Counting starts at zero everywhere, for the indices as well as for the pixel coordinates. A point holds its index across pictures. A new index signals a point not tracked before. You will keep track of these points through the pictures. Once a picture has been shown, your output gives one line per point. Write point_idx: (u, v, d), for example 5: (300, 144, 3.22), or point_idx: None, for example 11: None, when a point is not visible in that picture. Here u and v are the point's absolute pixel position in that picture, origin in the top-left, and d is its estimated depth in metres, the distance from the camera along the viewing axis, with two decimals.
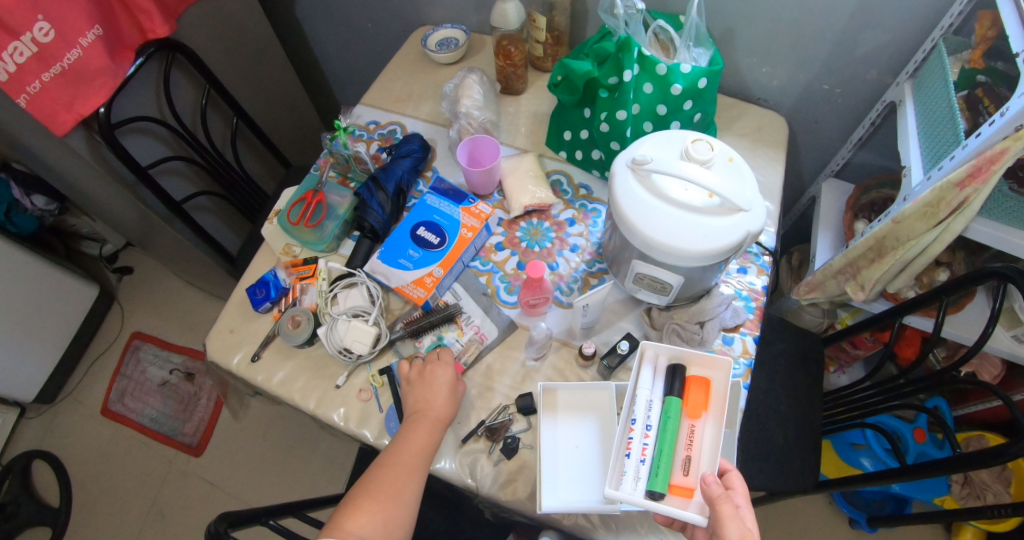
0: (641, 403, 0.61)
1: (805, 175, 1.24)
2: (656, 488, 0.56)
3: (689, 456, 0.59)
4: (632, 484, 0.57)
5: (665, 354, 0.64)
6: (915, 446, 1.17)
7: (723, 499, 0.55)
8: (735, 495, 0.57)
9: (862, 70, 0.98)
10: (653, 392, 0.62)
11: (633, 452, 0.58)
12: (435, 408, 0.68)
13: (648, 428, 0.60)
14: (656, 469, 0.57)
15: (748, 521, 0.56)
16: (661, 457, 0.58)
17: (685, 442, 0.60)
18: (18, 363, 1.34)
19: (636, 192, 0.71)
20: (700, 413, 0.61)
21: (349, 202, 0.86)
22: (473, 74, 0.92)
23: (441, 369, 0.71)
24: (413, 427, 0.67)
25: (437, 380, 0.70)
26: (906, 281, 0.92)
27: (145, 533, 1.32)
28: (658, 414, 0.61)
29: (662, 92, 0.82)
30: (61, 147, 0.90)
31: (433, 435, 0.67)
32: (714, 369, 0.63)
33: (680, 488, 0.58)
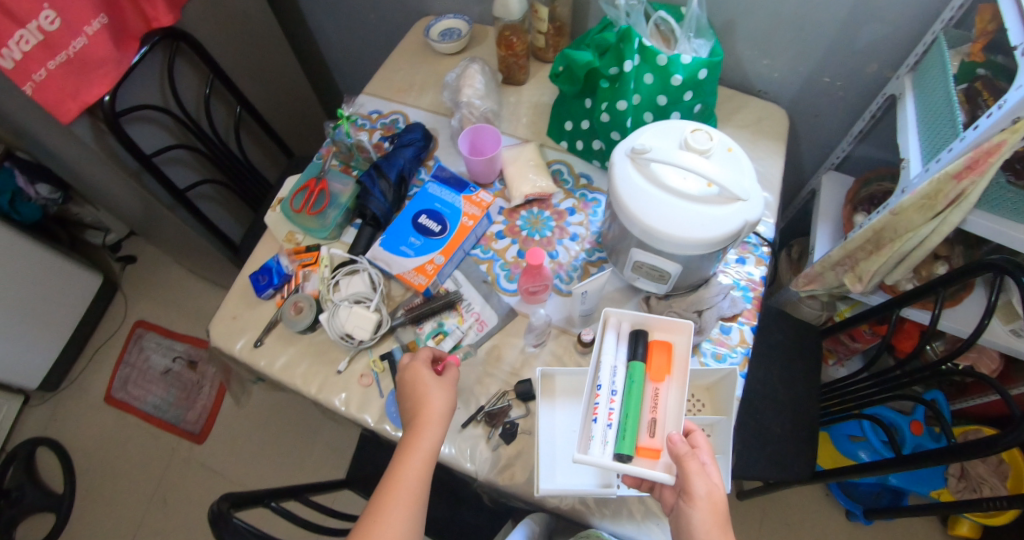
0: (606, 369, 0.62)
1: (806, 168, 1.25)
2: (624, 451, 0.58)
3: (654, 418, 0.61)
4: (600, 447, 0.58)
5: (627, 321, 0.66)
6: (912, 438, 1.18)
7: (689, 456, 0.57)
8: (701, 453, 0.59)
9: (863, 63, 0.98)
10: (616, 357, 0.63)
11: (599, 417, 0.59)
12: (426, 416, 0.63)
13: (613, 393, 0.61)
14: (622, 432, 0.59)
15: (714, 477, 0.58)
16: (627, 420, 0.59)
17: (650, 405, 0.61)
18: (22, 351, 1.35)
19: (636, 181, 0.72)
20: (664, 376, 0.63)
21: (351, 190, 0.86)
22: (475, 64, 0.93)
23: (422, 367, 0.67)
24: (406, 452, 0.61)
25: (428, 393, 0.65)
26: (904, 273, 0.93)
27: (148, 519, 1.34)
28: (622, 378, 0.62)
29: (662, 83, 0.82)
30: (65, 134, 0.91)
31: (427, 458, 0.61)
32: (677, 332, 0.65)
33: (647, 450, 0.59)
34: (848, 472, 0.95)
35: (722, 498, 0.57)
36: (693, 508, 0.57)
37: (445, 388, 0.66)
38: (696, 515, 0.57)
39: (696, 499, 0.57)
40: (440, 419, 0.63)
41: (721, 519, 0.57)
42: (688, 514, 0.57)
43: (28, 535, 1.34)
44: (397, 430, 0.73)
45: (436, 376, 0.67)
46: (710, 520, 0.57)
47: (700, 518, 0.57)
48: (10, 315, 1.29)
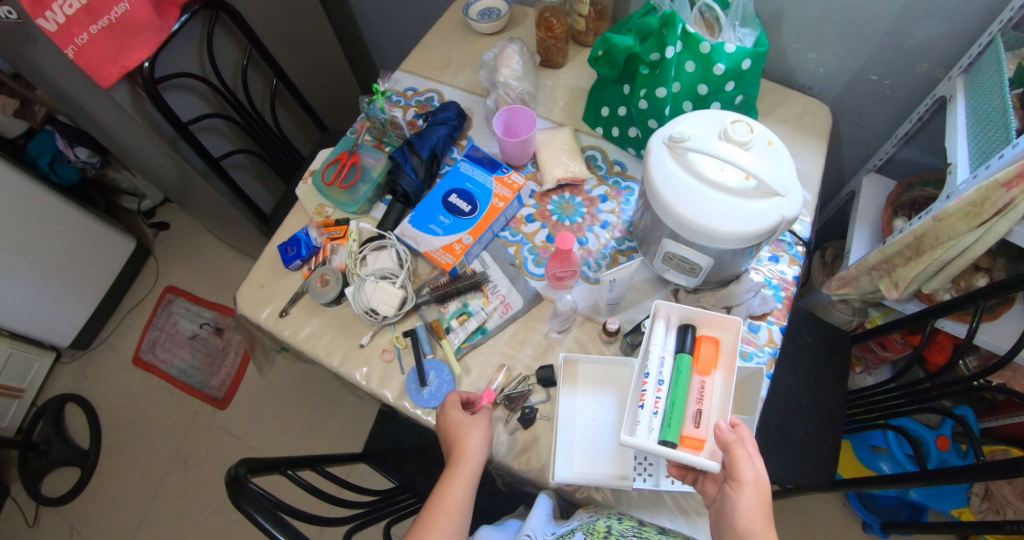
0: (654, 358, 0.62)
1: (846, 169, 1.21)
2: (669, 438, 0.58)
3: (699, 409, 0.60)
4: (646, 432, 0.58)
5: (676, 314, 0.65)
6: (937, 453, 1.14)
7: (737, 444, 0.57)
8: (748, 445, 0.59)
9: (914, 61, 0.94)
10: (665, 347, 0.63)
11: (647, 403, 0.59)
12: (465, 452, 0.63)
13: (660, 382, 0.60)
14: (669, 419, 0.59)
15: (760, 468, 0.58)
16: (673, 409, 0.59)
17: (696, 397, 0.61)
18: (56, 309, 1.39)
19: (671, 170, 0.70)
20: (711, 370, 0.62)
21: (382, 165, 0.86)
22: (514, 44, 0.91)
23: (454, 410, 0.66)
24: (446, 485, 0.62)
25: (467, 434, 0.64)
26: (942, 283, 0.89)
27: (168, 479, 1.37)
28: (669, 369, 0.62)
29: (704, 71, 0.80)
30: (105, 99, 0.92)
31: (468, 492, 0.63)
32: (723, 329, 0.65)
33: (691, 440, 0.59)
34: (870, 483, 0.93)
35: (768, 488, 0.57)
36: (740, 493, 0.57)
37: (481, 428, 0.65)
38: (743, 501, 0.57)
39: (744, 485, 0.57)
40: (477, 457, 0.64)
41: (764, 509, 0.57)
42: (734, 500, 0.57)
43: (54, 486, 1.39)
44: (417, 408, 0.73)
45: (469, 415, 0.67)
46: (755, 508, 0.56)
47: (746, 505, 0.56)
48: (45, 274, 1.33)
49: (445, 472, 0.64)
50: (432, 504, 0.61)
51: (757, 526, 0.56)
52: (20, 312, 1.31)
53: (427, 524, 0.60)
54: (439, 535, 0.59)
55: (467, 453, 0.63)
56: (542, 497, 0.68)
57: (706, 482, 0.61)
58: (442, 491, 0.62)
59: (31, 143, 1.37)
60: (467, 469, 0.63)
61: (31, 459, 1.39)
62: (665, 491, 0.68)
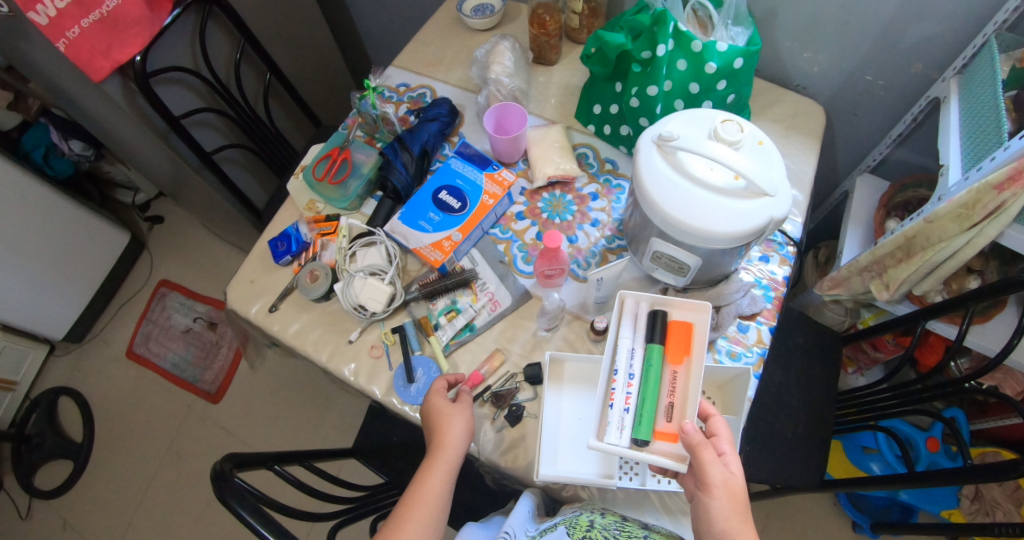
0: (623, 353, 0.62)
1: (841, 169, 1.21)
2: (640, 436, 0.58)
3: (672, 402, 0.60)
4: (617, 433, 0.59)
5: (647, 302, 0.65)
6: (927, 454, 1.14)
7: (703, 445, 0.57)
8: (719, 443, 0.60)
9: (907, 62, 0.94)
10: (634, 339, 0.63)
11: (616, 402, 0.60)
12: (445, 444, 0.64)
13: (630, 377, 0.61)
14: (639, 417, 0.59)
15: (731, 467, 0.58)
16: (643, 404, 0.59)
17: (667, 389, 0.61)
18: (49, 302, 1.39)
19: (660, 169, 0.70)
20: (682, 358, 0.62)
21: (373, 161, 0.86)
22: (506, 41, 0.91)
23: (437, 397, 0.67)
24: (425, 475, 0.62)
25: (447, 425, 0.65)
26: (933, 284, 0.89)
27: (161, 473, 1.37)
28: (640, 361, 0.62)
29: (696, 70, 0.80)
30: (97, 92, 0.92)
31: (446, 482, 0.63)
32: (697, 312, 0.64)
33: (665, 434, 0.59)
34: (859, 484, 0.93)
35: (740, 487, 0.57)
36: (710, 497, 0.57)
37: (462, 418, 0.66)
38: (714, 504, 0.57)
39: (713, 488, 0.57)
40: (456, 450, 0.64)
41: (739, 506, 0.57)
42: (707, 504, 0.57)
43: (47, 479, 1.39)
44: (404, 404, 0.73)
45: (451, 403, 0.67)
46: (728, 508, 0.57)
47: (719, 507, 0.57)
48: (38, 268, 1.33)
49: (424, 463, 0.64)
50: (410, 496, 0.61)
51: (732, 526, 0.56)
52: (14, 305, 1.31)
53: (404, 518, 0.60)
54: (416, 525, 0.59)
55: (446, 444, 0.64)
56: (525, 496, 0.68)
57: (685, 478, 0.62)
58: (419, 483, 0.62)
59: (25, 136, 1.37)
60: (445, 461, 0.63)
61: (24, 451, 1.39)
62: (651, 490, 0.68)
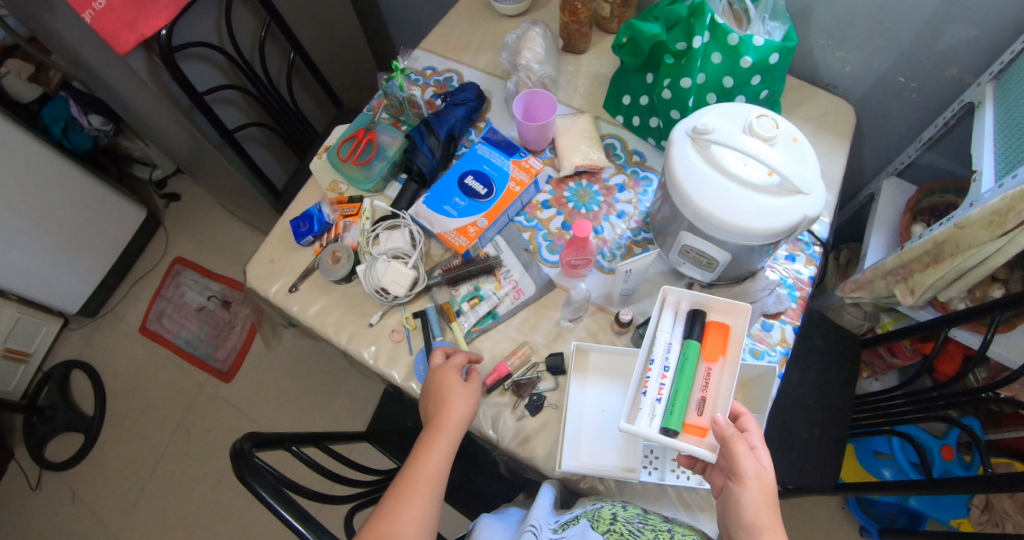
0: (661, 344, 0.62)
1: (866, 171, 1.19)
2: (671, 426, 0.58)
3: (704, 397, 0.61)
4: (647, 420, 0.58)
5: (686, 300, 0.65)
6: (941, 462, 1.13)
7: (736, 437, 0.56)
8: (750, 437, 0.59)
9: (943, 64, 0.92)
10: (672, 334, 0.63)
11: (650, 390, 0.59)
12: (448, 419, 0.62)
13: (665, 368, 0.61)
14: (671, 407, 0.59)
15: (763, 460, 0.57)
16: (677, 396, 0.59)
17: (701, 385, 0.61)
18: (64, 276, 1.39)
19: (694, 162, 0.69)
20: (718, 357, 0.62)
21: (399, 144, 0.85)
22: (537, 27, 0.89)
23: (448, 373, 0.66)
24: (425, 450, 0.60)
25: (453, 400, 0.63)
26: (960, 291, 0.88)
27: (171, 449, 1.38)
28: (676, 355, 0.62)
29: (730, 64, 0.78)
30: (120, 66, 0.92)
31: (446, 458, 0.61)
32: (734, 315, 0.64)
33: (694, 427, 0.60)
34: (873, 488, 0.92)
35: (771, 481, 0.57)
36: (742, 488, 0.56)
37: (468, 396, 0.64)
38: (745, 495, 0.56)
39: (746, 480, 0.56)
40: (456, 431, 0.62)
41: (769, 500, 0.57)
42: (738, 495, 0.57)
43: (58, 451, 1.40)
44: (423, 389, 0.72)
45: (460, 381, 0.66)
46: (759, 500, 0.56)
47: (750, 499, 0.56)
48: (53, 241, 1.33)
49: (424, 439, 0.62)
50: (407, 475, 0.59)
51: (763, 518, 0.56)
52: (29, 278, 1.31)
53: (402, 495, 0.58)
54: (416, 500, 0.57)
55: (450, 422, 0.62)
56: (546, 487, 0.68)
57: (714, 472, 0.61)
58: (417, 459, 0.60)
59: (45, 108, 1.36)
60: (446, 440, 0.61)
61: (35, 423, 1.40)
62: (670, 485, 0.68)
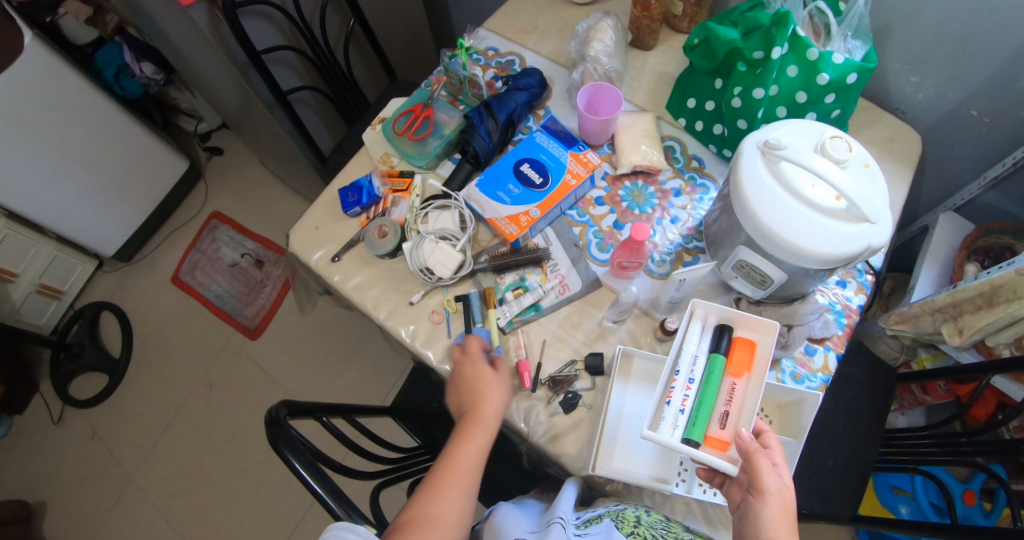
0: (687, 356, 0.61)
1: (923, 202, 1.15)
2: (693, 436, 0.57)
3: (727, 411, 0.59)
4: (670, 429, 0.57)
5: (714, 314, 0.64)
6: (961, 506, 1.10)
7: (760, 453, 0.55)
8: (772, 454, 0.57)
9: (1023, 103, 0.88)
10: (698, 346, 0.62)
11: (674, 400, 0.58)
12: (482, 411, 0.65)
13: (691, 380, 0.59)
14: (694, 418, 0.58)
15: (785, 477, 0.56)
16: (700, 408, 0.58)
17: (724, 398, 0.60)
18: (102, 219, 1.41)
19: (760, 176, 0.67)
20: (743, 372, 0.61)
21: (456, 123, 0.84)
22: (609, 18, 0.86)
23: (477, 367, 0.68)
24: (462, 441, 0.63)
25: (487, 395, 0.66)
26: (1010, 338, 0.85)
27: (192, 400, 1.40)
28: (701, 369, 0.61)
29: (806, 78, 0.75)
30: (183, 16, 0.91)
31: (482, 450, 0.63)
32: (762, 333, 0.63)
33: (715, 440, 0.58)
34: (891, 525, 0.90)
35: (793, 499, 0.55)
36: (763, 503, 0.55)
37: (500, 390, 0.67)
38: (766, 511, 0.55)
39: (767, 495, 0.55)
40: (492, 422, 0.64)
41: (790, 519, 0.55)
42: (758, 510, 0.55)
43: (82, 389, 1.43)
44: None
45: (489, 374, 0.68)
46: (780, 517, 0.54)
47: (770, 515, 0.54)
48: (95, 185, 1.34)
49: (461, 430, 0.64)
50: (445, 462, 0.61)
51: (783, 537, 0.54)
52: (69, 218, 1.33)
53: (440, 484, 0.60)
54: (454, 491, 0.59)
55: (487, 414, 0.64)
56: (570, 483, 0.66)
57: (732, 487, 0.60)
58: (455, 447, 0.63)
59: (99, 52, 1.37)
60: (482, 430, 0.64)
61: (63, 359, 1.42)
62: (695, 499, 0.67)
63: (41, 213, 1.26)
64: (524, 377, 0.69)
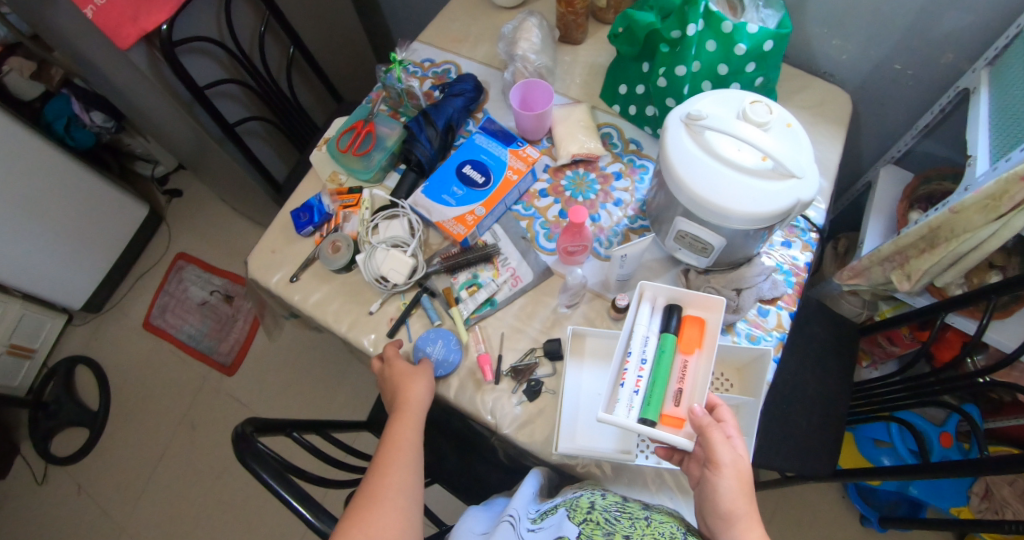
0: (638, 338, 0.62)
1: (864, 160, 1.20)
2: (649, 416, 0.59)
3: (680, 388, 0.61)
4: (625, 410, 0.58)
5: (663, 295, 0.66)
6: (939, 449, 1.13)
7: (712, 426, 0.56)
8: (726, 427, 0.58)
9: (940, 52, 0.92)
10: (649, 327, 0.63)
11: (627, 382, 0.59)
12: (407, 399, 0.67)
13: (643, 360, 0.61)
14: (649, 398, 0.59)
15: (739, 449, 0.57)
16: (654, 387, 0.60)
17: (677, 377, 0.62)
18: (67, 272, 1.40)
19: (686, 148, 0.70)
20: (694, 349, 0.63)
21: (397, 135, 0.86)
22: (534, 17, 0.90)
23: (398, 361, 0.70)
24: (393, 431, 0.66)
25: (410, 383, 0.68)
26: (955, 277, 0.88)
27: (175, 442, 1.39)
28: (653, 348, 0.62)
29: (725, 51, 0.78)
30: (122, 59, 0.92)
31: (415, 434, 0.66)
32: (709, 309, 0.65)
33: (671, 418, 0.61)
34: (868, 475, 0.92)
35: (748, 469, 0.56)
36: (718, 476, 0.56)
37: (423, 375, 0.69)
38: (722, 484, 0.55)
39: (721, 468, 0.55)
40: (418, 406, 0.67)
41: (746, 488, 0.56)
42: (714, 484, 0.56)
43: (64, 445, 1.42)
44: None
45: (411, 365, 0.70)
46: (737, 489, 0.55)
47: (727, 488, 0.55)
48: (58, 238, 1.34)
49: (391, 425, 0.67)
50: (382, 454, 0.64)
51: (740, 507, 0.55)
52: (34, 274, 1.32)
53: (379, 473, 0.62)
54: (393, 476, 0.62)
55: (408, 402, 0.67)
56: (533, 473, 0.68)
57: (691, 463, 0.61)
58: (388, 441, 0.65)
59: (48, 106, 1.37)
60: (409, 417, 0.66)
61: (41, 418, 1.41)
62: (666, 471, 0.68)
63: (8, 271, 1.26)
64: (486, 371, 0.71)
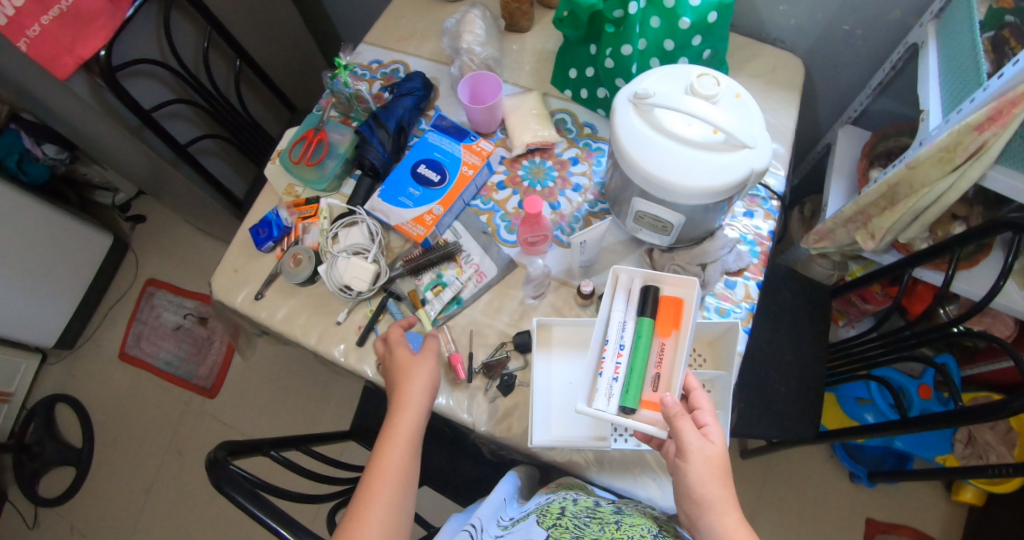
0: (614, 325, 0.62)
1: (822, 122, 1.20)
2: (628, 404, 0.59)
3: (658, 373, 0.61)
4: (605, 400, 0.59)
5: (639, 276, 0.65)
6: (919, 401, 1.15)
7: (681, 416, 0.56)
8: (702, 416, 0.59)
9: (885, 9, 0.93)
10: (625, 313, 0.63)
11: (606, 371, 0.60)
12: (401, 417, 0.63)
13: (621, 347, 0.61)
14: (627, 386, 0.59)
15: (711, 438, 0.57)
16: (632, 375, 0.60)
17: (655, 360, 0.61)
18: (35, 310, 1.37)
19: (637, 127, 0.69)
20: (671, 331, 0.62)
21: (349, 140, 0.85)
22: (476, 9, 0.89)
23: (401, 350, 0.67)
24: (384, 450, 0.60)
25: (408, 379, 0.65)
26: (918, 231, 0.89)
27: (164, 471, 1.38)
28: (631, 333, 0.62)
29: (669, 26, 0.78)
30: (61, 89, 0.90)
31: (407, 453, 0.61)
32: (685, 287, 0.64)
33: (650, 403, 0.60)
34: (851, 434, 0.93)
35: (719, 457, 0.57)
36: (688, 464, 0.56)
37: (425, 367, 0.66)
38: (693, 471, 0.56)
39: (690, 455, 0.56)
40: (413, 419, 0.63)
41: (718, 474, 0.56)
42: (684, 471, 0.56)
43: (51, 486, 1.40)
44: None
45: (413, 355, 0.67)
46: (707, 476, 0.56)
47: (696, 474, 0.56)
48: (23, 277, 1.31)
49: (380, 443, 0.61)
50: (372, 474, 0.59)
51: (711, 491, 0.55)
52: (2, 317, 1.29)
53: (367, 499, 0.58)
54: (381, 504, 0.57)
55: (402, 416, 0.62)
56: (508, 474, 0.70)
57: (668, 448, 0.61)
58: (377, 464, 0.60)
59: None
60: (400, 439, 0.61)
61: (24, 460, 1.39)
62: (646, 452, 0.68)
63: None
64: (458, 371, 0.70)
